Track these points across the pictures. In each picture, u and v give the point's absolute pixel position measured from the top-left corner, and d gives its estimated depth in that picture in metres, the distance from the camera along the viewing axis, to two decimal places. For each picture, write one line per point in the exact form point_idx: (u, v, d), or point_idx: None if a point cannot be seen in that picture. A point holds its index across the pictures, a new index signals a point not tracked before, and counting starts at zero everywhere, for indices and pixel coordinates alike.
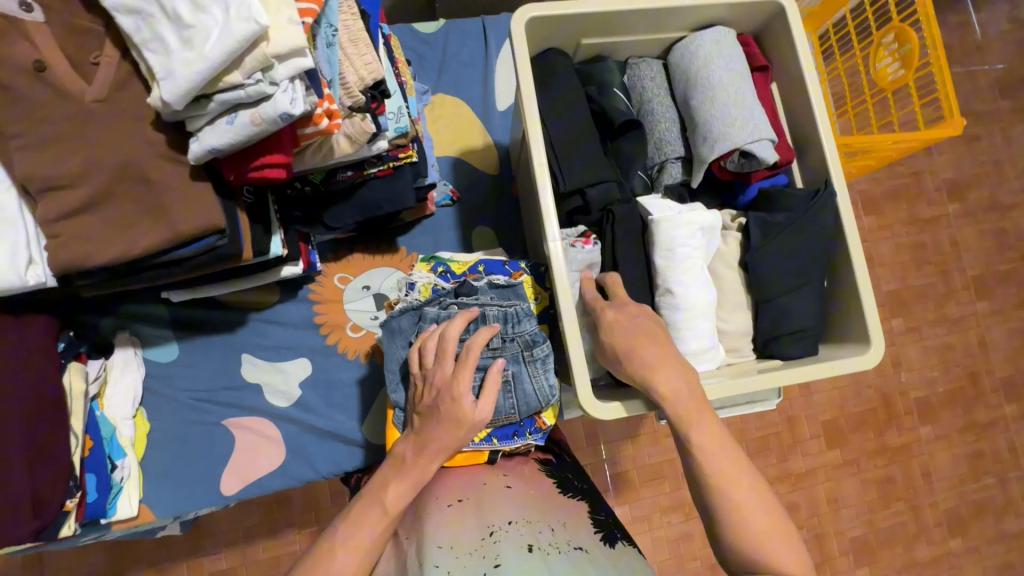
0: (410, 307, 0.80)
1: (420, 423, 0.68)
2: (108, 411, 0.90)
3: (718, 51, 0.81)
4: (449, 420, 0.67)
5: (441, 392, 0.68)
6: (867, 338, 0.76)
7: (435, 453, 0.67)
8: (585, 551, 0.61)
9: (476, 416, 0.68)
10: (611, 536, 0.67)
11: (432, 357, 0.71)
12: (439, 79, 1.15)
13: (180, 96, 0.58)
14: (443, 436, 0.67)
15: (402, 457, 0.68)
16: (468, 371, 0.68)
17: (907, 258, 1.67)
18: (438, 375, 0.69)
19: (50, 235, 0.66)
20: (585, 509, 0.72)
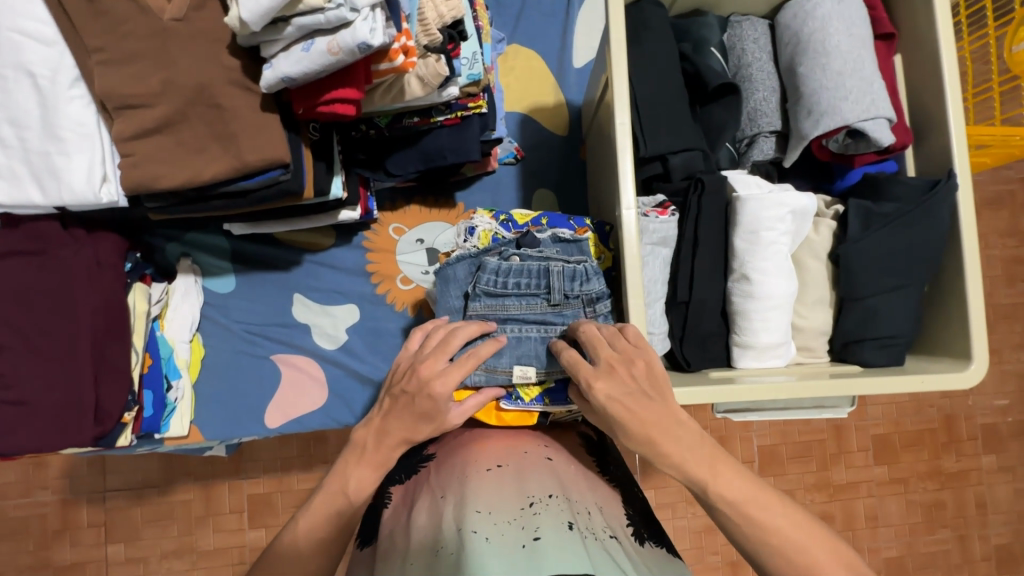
0: (467, 256, 0.77)
1: (390, 405, 0.67)
2: (168, 332, 0.94)
3: (839, 11, 0.71)
4: (422, 414, 0.65)
5: (419, 379, 0.65)
6: (969, 355, 0.68)
7: (395, 443, 0.66)
8: (619, 539, 0.59)
9: (449, 418, 0.67)
10: (641, 533, 0.63)
11: (433, 343, 0.69)
12: (515, 27, 1.08)
13: (259, 17, 0.55)
14: (405, 423, 0.66)
15: (361, 447, 0.67)
16: (459, 376, 0.65)
17: (999, 272, 1.51)
18: (426, 365, 0.66)
19: (125, 153, 0.66)
20: (619, 499, 0.69)
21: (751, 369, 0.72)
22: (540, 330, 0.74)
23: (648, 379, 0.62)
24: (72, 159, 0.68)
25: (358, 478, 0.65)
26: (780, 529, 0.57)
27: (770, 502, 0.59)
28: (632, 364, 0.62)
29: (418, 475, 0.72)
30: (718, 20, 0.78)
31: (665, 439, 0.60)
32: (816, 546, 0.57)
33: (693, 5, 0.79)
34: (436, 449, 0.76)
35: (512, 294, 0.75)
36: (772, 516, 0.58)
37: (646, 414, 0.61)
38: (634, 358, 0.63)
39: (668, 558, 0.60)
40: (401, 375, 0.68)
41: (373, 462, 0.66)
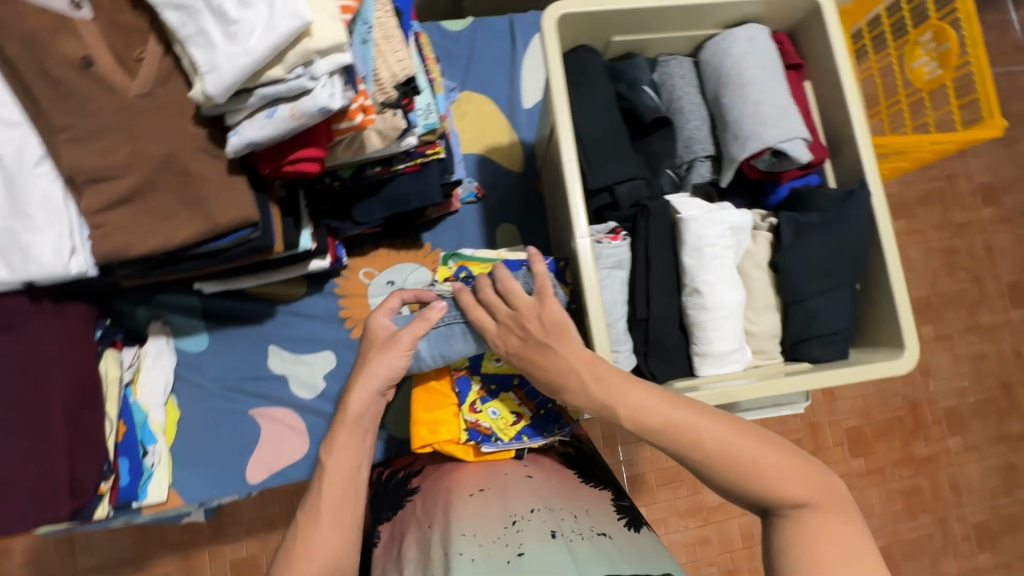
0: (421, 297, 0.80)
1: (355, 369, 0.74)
2: (141, 397, 0.93)
3: (751, 48, 0.80)
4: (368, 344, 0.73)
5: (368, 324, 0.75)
6: (901, 343, 0.75)
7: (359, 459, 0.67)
8: (610, 535, 0.61)
9: (383, 332, 0.72)
10: (637, 520, 0.68)
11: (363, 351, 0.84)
12: (466, 75, 1.15)
13: (222, 90, 0.59)
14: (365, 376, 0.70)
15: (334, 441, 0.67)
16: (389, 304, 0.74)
17: (939, 263, 1.63)
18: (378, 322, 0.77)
19: (93, 225, 0.68)
20: (608, 498, 0.71)
21: (712, 376, 0.77)
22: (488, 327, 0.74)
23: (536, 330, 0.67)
24: (40, 234, 0.70)
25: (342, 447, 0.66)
26: (710, 445, 0.58)
27: (693, 417, 0.59)
28: (525, 319, 0.68)
29: (404, 509, 0.74)
30: (647, 61, 0.86)
31: (565, 378, 0.65)
32: (748, 453, 0.57)
33: (625, 50, 0.87)
34: (420, 481, 0.78)
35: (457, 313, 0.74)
36: (699, 433, 0.58)
37: (539, 357, 0.67)
38: (529, 314, 0.68)
39: (658, 543, 0.64)
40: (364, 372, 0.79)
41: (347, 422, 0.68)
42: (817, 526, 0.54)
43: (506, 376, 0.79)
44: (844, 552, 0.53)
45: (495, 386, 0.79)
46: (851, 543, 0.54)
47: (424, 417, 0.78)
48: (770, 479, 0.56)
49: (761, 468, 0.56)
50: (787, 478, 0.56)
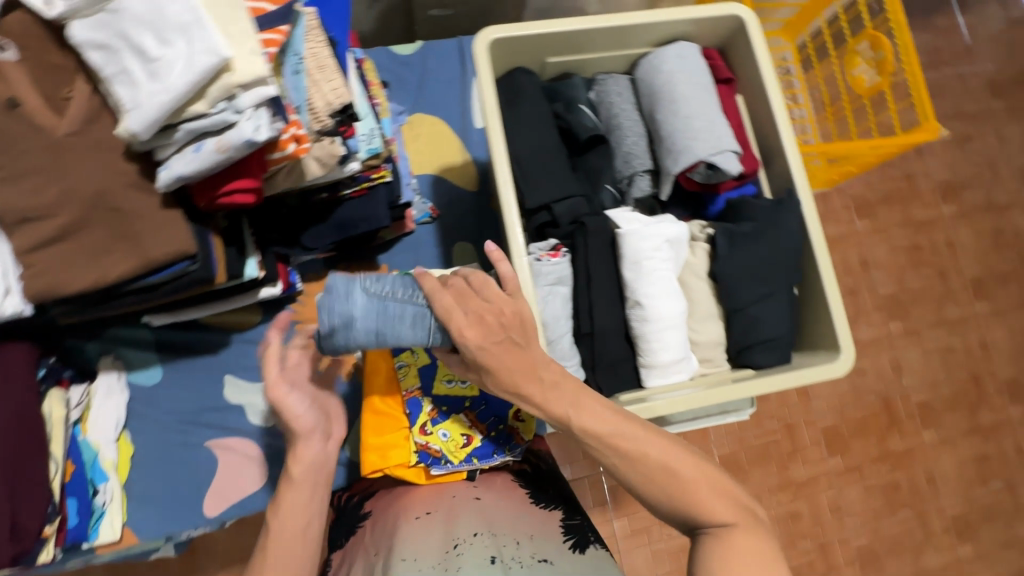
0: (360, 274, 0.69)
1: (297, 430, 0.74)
2: (91, 435, 0.92)
3: (681, 64, 0.82)
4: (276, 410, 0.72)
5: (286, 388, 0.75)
6: (837, 346, 0.77)
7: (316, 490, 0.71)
8: (551, 563, 0.60)
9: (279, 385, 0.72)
10: (584, 541, 0.67)
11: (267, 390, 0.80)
12: (418, 98, 1.16)
13: (146, 126, 0.60)
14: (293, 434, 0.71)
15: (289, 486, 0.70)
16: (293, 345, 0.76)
17: (903, 260, 1.67)
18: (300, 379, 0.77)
19: (26, 264, 0.67)
20: (557, 518, 0.71)
21: (659, 387, 0.78)
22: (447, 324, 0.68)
23: (507, 329, 0.64)
24: None
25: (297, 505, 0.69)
26: (645, 457, 0.61)
27: (632, 429, 0.62)
28: (502, 312, 0.65)
29: (355, 536, 0.73)
30: (583, 80, 0.88)
31: (526, 381, 0.63)
32: (685, 469, 0.61)
33: (561, 70, 0.89)
34: (372, 506, 0.78)
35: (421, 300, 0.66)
36: (637, 445, 0.61)
37: (505, 353, 0.63)
38: (505, 307, 0.65)
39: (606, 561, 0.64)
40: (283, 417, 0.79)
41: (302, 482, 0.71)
42: (737, 545, 0.57)
43: (456, 397, 0.80)
44: (760, 571, 0.56)
45: (446, 408, 0.79)
46: (767, 561, 0.57)
47: (374, 442, 0.78)
48: (693, 498, 0.59)
49: (688, 487, 0.60)
50: (711, 496, 0.59)
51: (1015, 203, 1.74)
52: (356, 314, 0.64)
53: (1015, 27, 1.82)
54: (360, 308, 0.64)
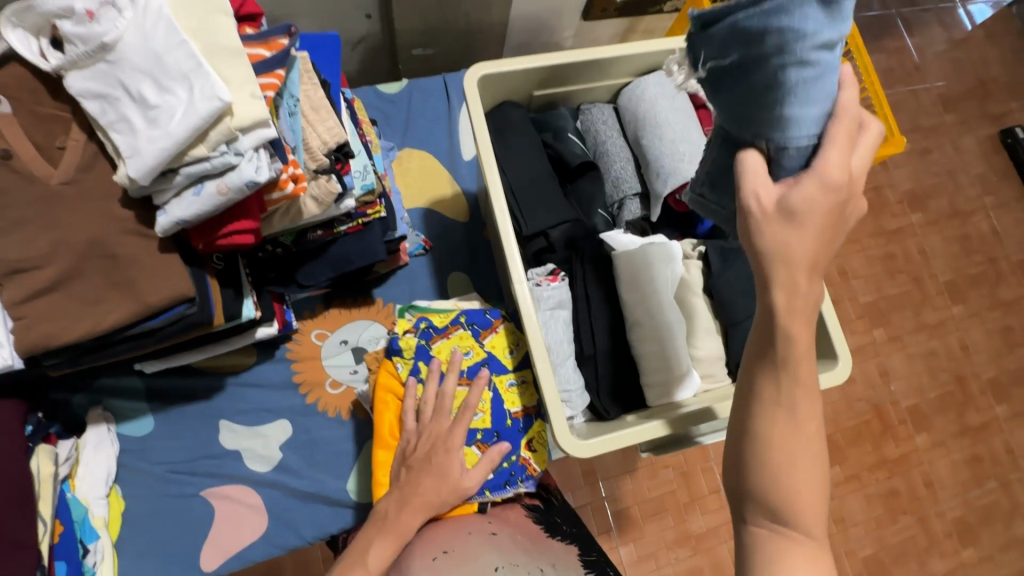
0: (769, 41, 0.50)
1: (411, 474, 0.73)
2: (80, 492, 0.88)
3: (662, 92, 0.86)
4: (438, 471, 0.72)
5: (437, 442, 0.74)
6: (835, 355, 0.78)
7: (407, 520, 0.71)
8: None
9: (462, 481, 0.73)
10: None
11: (430, 409, 0.78)
12: (405, 134, 1.19)
13: (146, 172, 0.60)
14: (430, 485, 0.71)
15: (383, 515, 0.71)
16: (458, 426, 0.75)
17: (880, 268, 1.73)
18: (433, 427, 0.76)
19: (15, 317, 0.66)
20: (574, 554, 0.75)
21: (664, 405, 0.78)
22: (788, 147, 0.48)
23: (840, 218, 0.46)
24: None
25: (379, 548, 0.68)
26: (794, 459, 0.47)
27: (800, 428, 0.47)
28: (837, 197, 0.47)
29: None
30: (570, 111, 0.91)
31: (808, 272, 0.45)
32: (810, 464, 0.47)
33: (547, 101, 0.92)
34: None
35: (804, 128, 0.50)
36: (801, 432, 0.47)
37: (818, 230, 0.45)
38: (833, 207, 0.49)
39: None
40: (407, 446, 0.76)
41: (393, 534, 0.69)
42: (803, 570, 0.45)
43: (470, 430, 0.79)
44: None
45: None
46: None
47: None
48: (803, 538, 0.46)
49: (810, 528, 0.46)
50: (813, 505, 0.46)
51: (977, 209, 1.83)
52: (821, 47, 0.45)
53: (959, 46, 1.94)
54: (816, 54, 0.45)
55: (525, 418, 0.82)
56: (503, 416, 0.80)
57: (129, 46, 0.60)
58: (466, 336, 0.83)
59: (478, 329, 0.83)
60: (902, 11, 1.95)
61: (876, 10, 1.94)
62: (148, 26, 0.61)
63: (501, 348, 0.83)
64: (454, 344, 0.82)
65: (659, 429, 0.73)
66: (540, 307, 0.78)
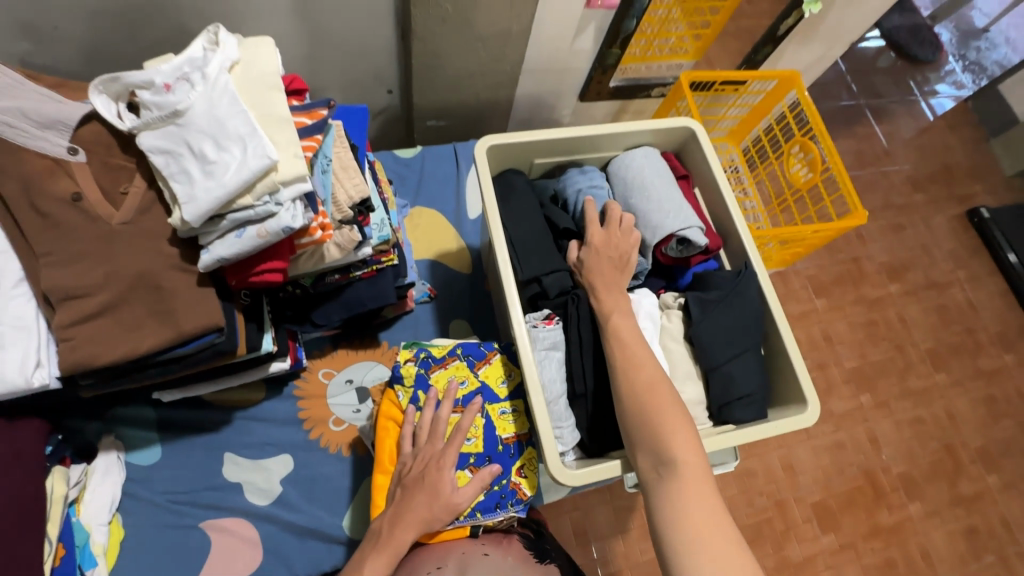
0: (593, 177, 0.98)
1: (405, 493, 0.78)
2: (84, 517, 0.91)
3: (647, 161, 0.98)
4: (431, 490, 0.77)
5: (429, 464, 0.79)
6: (804, 400, 0.86)
7: (406, 533, 0.76)
8: None
9: (453, 498, 0.78)
10: None
11: (424, 434, 0.83)
12: (416, 194, 1.31)
13: (198, 216, 0.70)
14: (422, 502, 0.77)
15: (377, 535, 0.78)
16: (453, 448, 0.80)
17: (862, 335, 1.82)
18: (427, 451, 0.81)
19: (63, 339, 0.73)
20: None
21: None
22: None
23: (615, 262, 0.86)
24: (5, 351, 0.73)
25: (374, 563, 0.75)
26: (650, 407, 0.74)
27: (665, 396, 0.74)
28: (615, 239, 0.87)
29: None
30: (575, 170, 1.01)
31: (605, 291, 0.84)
32: (663, 410, 0.73)
33: (546, 169, 1.05)
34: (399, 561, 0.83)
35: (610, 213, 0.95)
36: (651, 392, 0.75)
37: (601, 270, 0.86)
38: (622, 241, 0.87)
39: None
40: (404, 467, 0.82)
41: (388, 550, 0.75)
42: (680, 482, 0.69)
43: (463, 454, 0.84)
44: (691, 505, 0.68)
45: None
46: (700, 499, 0.68)
47: None
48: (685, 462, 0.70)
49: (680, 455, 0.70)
50: (677, 437, 0.71)
51: (951, 282, 1.95)
52: (588, 185, 0.97)
53: (923, 134, 2.16)
54: (590, 187, 0.97)
55: (516, 445, 0.86)
56: (495, 442, 0.85)
57: (198, 112, 0.72)
58: (461, 366, 0.89)
59: (473, 360, 0.90)
60: (869, 103, 2.19)
61: (845, 101, 2.17)
62: (216, 96, 0.73)
63: (494, 378, 0.89)
64: (451, 374, 0.88)
65: (617, 470, 0.79)
66: (536, 347, 0.86)
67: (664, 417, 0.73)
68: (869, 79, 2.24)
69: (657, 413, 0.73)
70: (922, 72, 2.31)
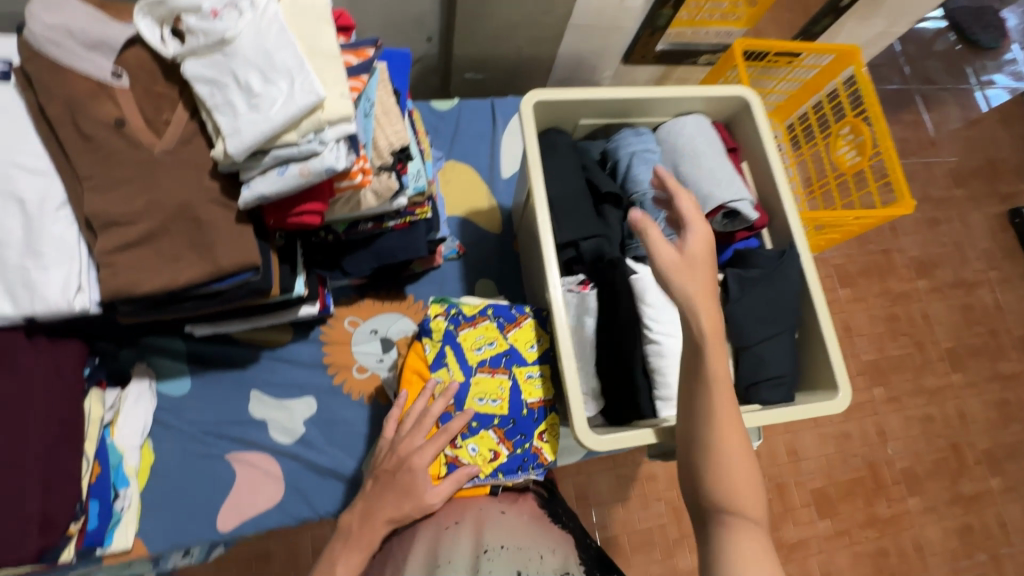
0: (645, 140, 0.96)
1: (378, 490, 0.78)
2: (118, 439, 0.94)
3: (698, 130, 0.95)
4: (403, 489, 0.77)
5: (405, 460, 0.78)
6: (835, 385, 0.84)
7: (378, 525, 0.77)
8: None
9: (426, 496, 0.77)
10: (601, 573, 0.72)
11: (409, 424, 0.81)
12: (451, 148, 1.28)
13: (242, 150, 0.69)
14: (391, 501, 0.77)
15: (347, 532, 0.78)
16: (432, 448, 0.78)
17: (883, 328, 1.79)
18: (405, 446, 0.79)
19: (104, 265, 0.73)
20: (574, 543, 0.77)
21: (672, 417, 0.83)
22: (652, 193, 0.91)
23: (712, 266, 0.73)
24: (48, 272, 0.74)
25: (346, 561, 0.75)
26: (728, 455, 0.66)
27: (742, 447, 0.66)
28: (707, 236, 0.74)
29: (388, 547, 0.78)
30: (628, 131, 0.97)
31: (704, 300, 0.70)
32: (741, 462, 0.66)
33: (590, 131, 1.02)
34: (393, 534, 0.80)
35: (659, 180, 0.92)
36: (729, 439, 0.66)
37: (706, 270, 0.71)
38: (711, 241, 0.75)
39: None
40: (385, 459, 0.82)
41: (359, 547, 0.76)
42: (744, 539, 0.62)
43: (486, 415, 0.85)
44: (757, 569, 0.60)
45: (476, 423, 0.84)
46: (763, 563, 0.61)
47: None
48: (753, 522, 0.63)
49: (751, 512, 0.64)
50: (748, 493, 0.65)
51: (981, 282, 1.90)
52: (639, 148, 0.94)
53: (973, 126, 2.05)
54: (640, 151, 0.94)
55: (540, 410, 0.87)
56: (519, 405, 0.86)
57: (245, 42, 0.70)
58: (491, 327, 0.90)
59: (503, 322, 0.90)
60: (920, 89, 2.08)
61: (896, 85, 2.07)
62: (263, 27, 0.71)
63: (523, 342, 0.89)
64: (480, 334, 0.89)
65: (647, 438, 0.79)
66: (571, 311, 0.85)
67: (738, 467, 0.65)
68: (925, 63, 2.12)
69: (732, 463, 0.65)
70: (981, 59, 2.18)
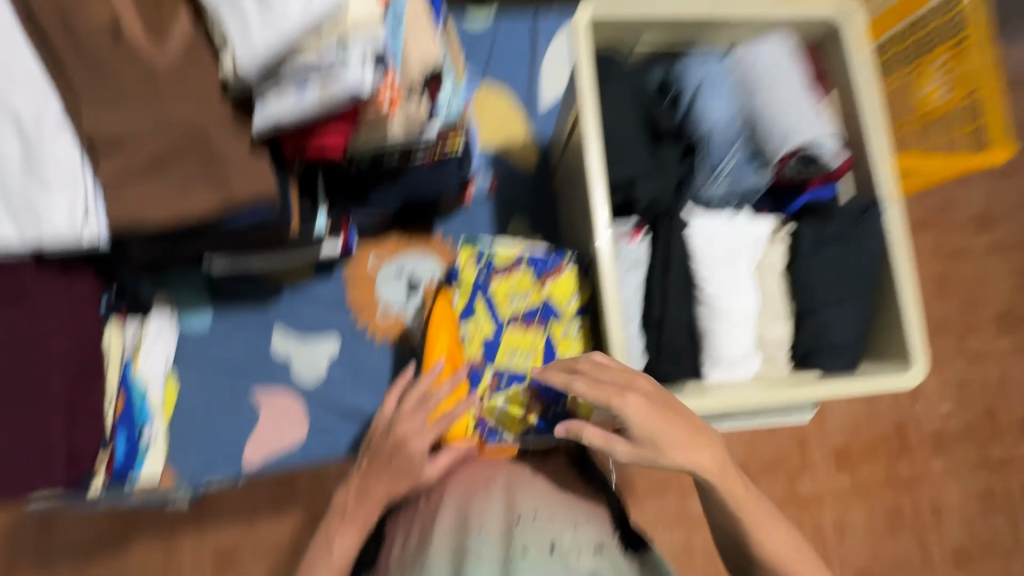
0: (715, 68, 0.83)
1: (373, 468, 0.75)
2: (142, 371, 0.91)
3: (779, 53, 0.81)
4: (398, 470, 0.74)
5: (401, 441, 0.74)
6: (909, 357, 0.76)
7: (376, 500, 0.75)
8: (608, 549, 0.63)
9: (425, 473, 0.73)
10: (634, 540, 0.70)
11: (412, 402, 0.76)
12: (486, 70, 1.15)
13: (255, 63, 0.60)
14: (387, 481, 0.74)
15: (341, 509, 0.76)
16: (432, 431, 0.73)
17: (932, 288, 1.65)
18: (404, 427, 0.75)
19: (110, 191, 0.67)
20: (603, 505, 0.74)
21: (720, 381, 0.77)
22: (720, 131, 0.80)
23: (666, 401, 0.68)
24: (52, 197, 0.68)
25: (343, 539, 0.74)
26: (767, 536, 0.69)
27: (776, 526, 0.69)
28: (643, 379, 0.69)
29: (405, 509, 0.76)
30: (693, 57, 0.85)
31: (675, 447, 0.66)
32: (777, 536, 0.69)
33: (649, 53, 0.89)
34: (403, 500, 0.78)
35: (728, 116, 0.81)
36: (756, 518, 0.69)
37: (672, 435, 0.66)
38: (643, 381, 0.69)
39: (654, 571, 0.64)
40: (381, 436, 0.77)
41: (356, 524, 0.74)
42: None
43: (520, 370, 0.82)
44: None
45: (508, 377, 0.81)
46: None
47: None
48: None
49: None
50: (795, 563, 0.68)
51: None
52: (708, 77, 0.82)
53: None
54: (709, 80, 0.82)
55: None
56: (555, 361, 0.82)
57: None
58: (527, 277, 0.83)
59: (541, 272, 0.83)
60: None
61: None
62: None
63: (562, 295, 0.83)
64: (515, 284, 0.83)
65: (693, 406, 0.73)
66: (623, 266, 0.78)
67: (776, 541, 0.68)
68: None
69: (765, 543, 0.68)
70: None
